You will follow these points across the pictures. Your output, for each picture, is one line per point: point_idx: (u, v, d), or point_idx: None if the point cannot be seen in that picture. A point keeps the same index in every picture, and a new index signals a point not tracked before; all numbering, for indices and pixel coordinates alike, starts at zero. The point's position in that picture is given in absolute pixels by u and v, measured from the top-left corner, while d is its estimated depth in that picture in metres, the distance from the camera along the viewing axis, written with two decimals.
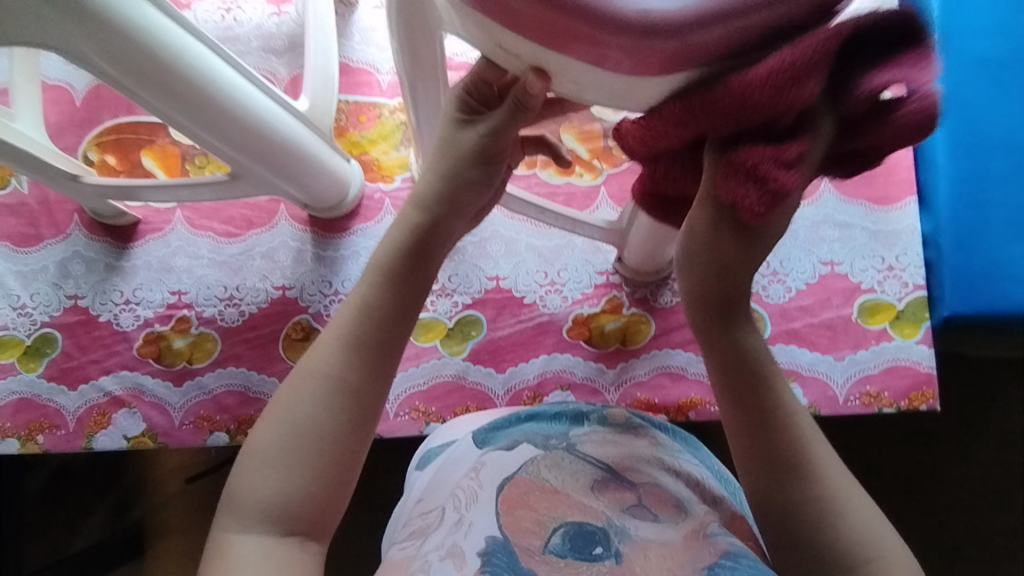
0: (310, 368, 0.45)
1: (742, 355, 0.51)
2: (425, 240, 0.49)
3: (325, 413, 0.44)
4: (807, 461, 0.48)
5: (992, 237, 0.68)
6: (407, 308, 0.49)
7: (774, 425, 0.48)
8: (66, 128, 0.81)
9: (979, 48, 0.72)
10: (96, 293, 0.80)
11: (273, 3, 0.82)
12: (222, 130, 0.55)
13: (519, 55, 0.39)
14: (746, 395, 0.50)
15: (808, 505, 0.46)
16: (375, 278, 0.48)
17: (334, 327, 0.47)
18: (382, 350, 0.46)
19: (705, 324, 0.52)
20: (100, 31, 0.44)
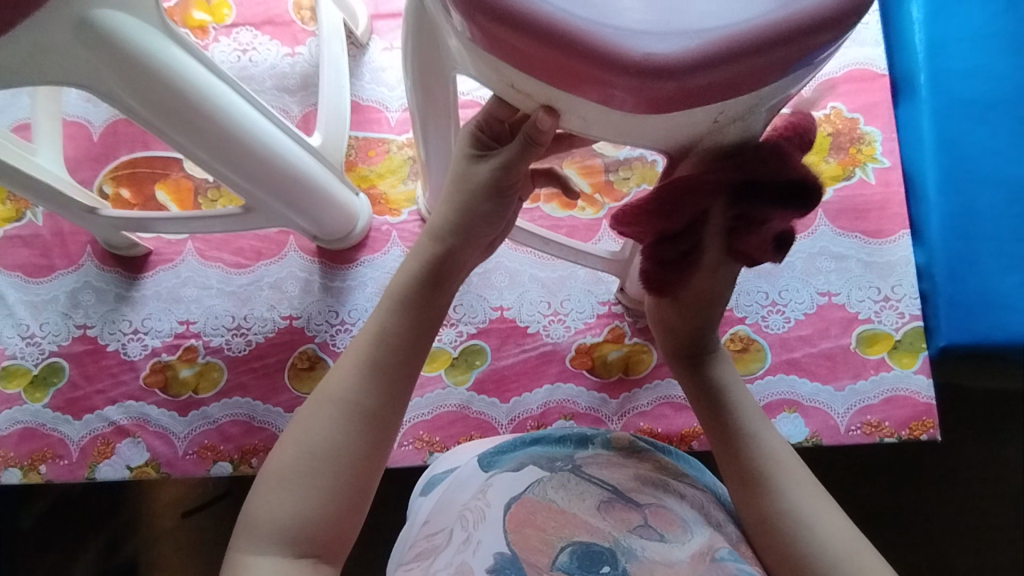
0: (328, 393, 0.46)
1: (711, 386, 0.58)
2: (440, 269, 0.52)
3: (341, 437, 0.45)
4: (778, 476, 0.52)
5: (985, 268, 0.72)
6: (422, 335, 0.50)
7: (735, 445, 0.54)
8: (83, 162, 0.83)
9: (963, 91, 0.76)
10: (105, 322, 0.81)
11: (288, 45, 0.85)
12: (241, 164, 0.57)
13: (529, 94, 0.41)
14: (712, 420, 0.56)
15: (780, 518, 0.50)
16: (390, 306, 0.50)
17: (350, 352, 0.49)
18: (397, 375, 0.48)
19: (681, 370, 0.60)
20: (129, 71, 0.46)
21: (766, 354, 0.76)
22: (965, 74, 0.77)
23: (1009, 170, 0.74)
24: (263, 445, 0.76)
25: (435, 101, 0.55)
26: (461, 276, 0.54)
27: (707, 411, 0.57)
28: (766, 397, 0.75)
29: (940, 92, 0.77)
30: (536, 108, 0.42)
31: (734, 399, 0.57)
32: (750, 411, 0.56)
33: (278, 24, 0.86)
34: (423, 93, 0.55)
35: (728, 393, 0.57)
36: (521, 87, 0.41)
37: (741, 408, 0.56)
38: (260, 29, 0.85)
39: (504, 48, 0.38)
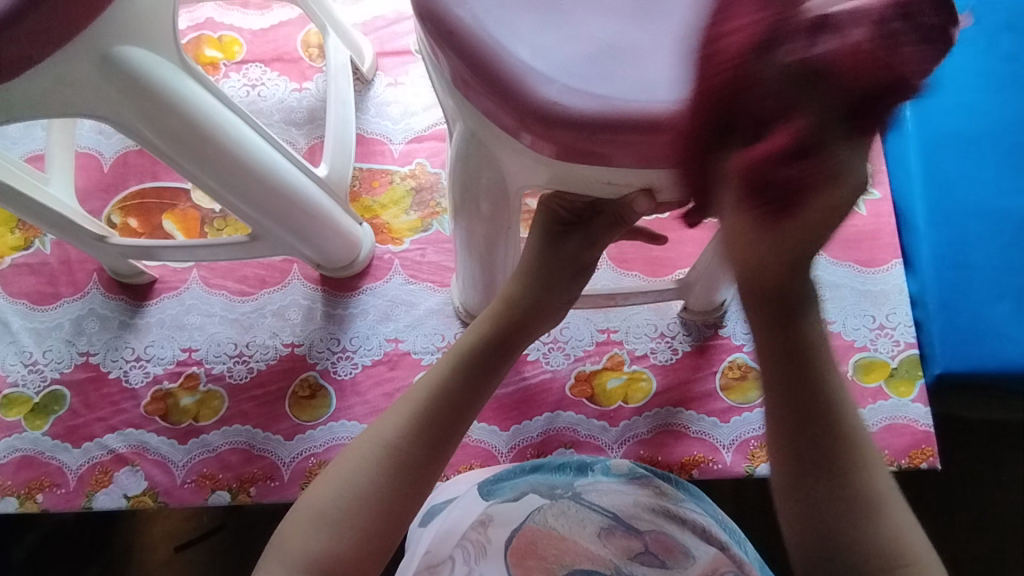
0: (378, 437, 0.47)
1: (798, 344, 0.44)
2: (509, 332, 0.53)
3: (386, 484, 0.45)
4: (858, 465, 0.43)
5: (976, 297, 0.74)
6: (479, 393, 0.51)
7: (818, 419, 0.43)
8: (93, 192, 0.85)
9: (950, 126, 0.79)
10: (108, 349, 0.81)
11: (296, 80, 0.88)
12: (250, 194, 0.59)
13: (629, 184, 0.44)
14: (793, 385, 0.44)
15: (859, 514, 0.42)
16: (453, 361, 0.51)
17: (408, 398, 0.50)
18: (447, 430, 0.48)
19: (755, 313, 0.45)
20: (146, 104, 0.48)
21: None
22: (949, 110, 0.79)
23: (997, 202, 0.76)
24: (262, 473, 0.76)
25: (484, 218, 0.55)
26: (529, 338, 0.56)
27: (782, 380, 0.44)
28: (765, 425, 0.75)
29: (928, 126, 0.79)
30: (636, 193, 0.45)
31: (819, 364, 0.44)
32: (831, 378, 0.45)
33: (287, 61, 0.89)
34: (468, 214, 0.55)
35: (814, 359, 0.45)
36: (618, 181, 0.44)
37: (828, 381, 0.45)
38: (269, 66, 0.89)
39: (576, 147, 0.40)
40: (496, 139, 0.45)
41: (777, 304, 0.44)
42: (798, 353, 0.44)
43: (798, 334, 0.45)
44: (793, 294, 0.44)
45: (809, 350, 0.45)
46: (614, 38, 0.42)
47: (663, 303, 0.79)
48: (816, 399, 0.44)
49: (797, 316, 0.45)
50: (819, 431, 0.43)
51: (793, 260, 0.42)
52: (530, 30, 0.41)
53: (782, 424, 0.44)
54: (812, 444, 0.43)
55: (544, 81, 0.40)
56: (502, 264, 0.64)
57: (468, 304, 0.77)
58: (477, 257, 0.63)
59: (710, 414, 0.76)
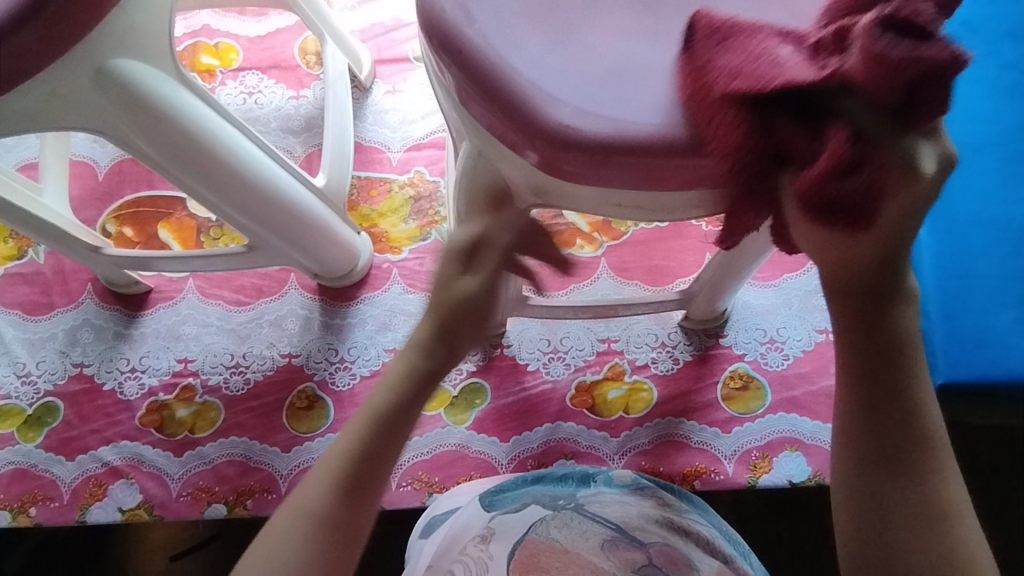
0: (299, 509, 0.43)
1: (894, 340, 0.39)
2: (423, 383, 0.46)
3: (316, 560, 0.42)
4: (929, 474, 0.40)
5: (977, 306, 0.73)
6: (395, 443, 0.45)
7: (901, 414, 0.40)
8: (88, 201, 0.84)
9: (947, 132, 0.78)
10: (103, 360, 0.80)
11: (293, 88, 0.87)
12: (245, 205, 0.58)
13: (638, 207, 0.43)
14: (881, 381, 0.40)
15: (918, 526, 0.40)
16: (368, 420, 0.45)
17: (326, 463, 0.45)
18: (371, 493, 0.44)
19: (845, 309, 0.40)
20: (140, 115, 0.48)
21: (766, 392, 0.76)
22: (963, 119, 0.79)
23: (1000, 211, 0.75)
24: (259, 486, 0.75)
25: None
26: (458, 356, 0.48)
27: (856, 381, 0.40)
28: (767, 435, 0.74)
29: None
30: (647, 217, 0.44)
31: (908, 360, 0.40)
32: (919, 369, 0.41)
33: (284, 68, 0.88)
34: None
35: (903, 353, 0.40)
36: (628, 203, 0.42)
37: (913, 380, 0.40)
38: (266, 73, 0.88)
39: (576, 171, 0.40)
40: (501, 156, 0.43)
41: (873, 290, 0.38)
42: (888, 348, 0.39)
43: (895, 326, 0.39)
44: (890, 279, 0.38)
45: (900, 343, 0.39)
46: (620, 57, 0.41)
47: (663, 312, 0.78)
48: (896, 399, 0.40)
49: (891, 305, 0.39)
50: (893, 435, 0.40)
51: (886, 254, 0.37)
52: (540, 50, 0.41)
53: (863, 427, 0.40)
54: (876, 448, 0.40)
55: (550, 100, 0.39)
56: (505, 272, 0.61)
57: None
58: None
59: (712, 424, 0.75)
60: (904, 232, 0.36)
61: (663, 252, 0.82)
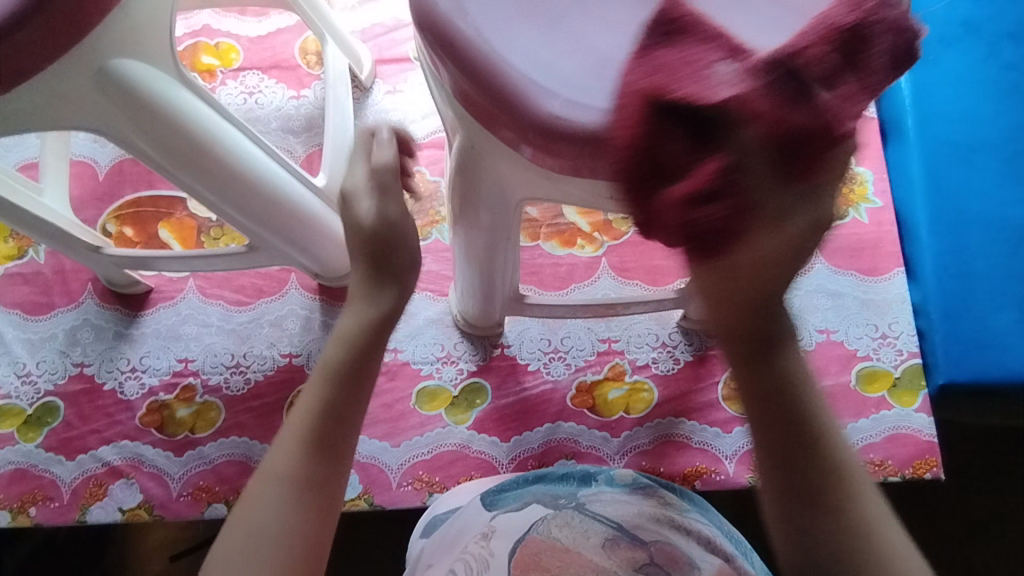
0: (270, 471, 0.45)
1: (783, 381, 0.44)
2: (375, 330, 0.49)
3: (292, 514, 0.44)
4: (846, 501, 0.42)
5: (978, 306, 0.73)
6: (358, 398, 0.48)
7: (809, 447, 0.43)
8: (88, 201, 0.84)
9: (948, 133, 0.79)
10: (103, 360, 0.80)
11: (294, 88, 0.87)
12: (244, 203, 0.58)
13: None
14: (778, 419, 0.44)
15: (850, 544, 0.41)
16: (326, 375, 0.47)
17: (291, 423, 0.47)
18: (337, 441, 0.46)
19: (738, 358, 0.45)
20: (139, 114, 0.47)
21: None
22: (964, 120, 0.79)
23: (1002, 211, 0.75)
24: None
25: (484, 226, 0.54)
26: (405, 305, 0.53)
27: (763, 423, 0.44)
28: None
29: (928, 136, 0.80)
30: None
31: (803, 399, 0.44)
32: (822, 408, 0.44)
33: (285, 68, 0.88)
34: (468, 224, 0.54)
35: (796, 394, 0.44)
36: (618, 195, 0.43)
37: (813, 414, 0.44)
38: (267, 73, 0.88)
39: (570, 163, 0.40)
40: (498, 152, 0.44)
41: (755, 343, 0.44)
42: (779, 391, 0.44)
43: (780, 367, 0.44)
44: (763, 331, 0.44)
45: (786, 386, 0.44)
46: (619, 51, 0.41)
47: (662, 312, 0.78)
48: (796, 433, 0.43)
49: (777, 353, 0.44)
50: (807, 467, 0.43)
51: (760, 301, 0.42)
52: (535, 45, 0.41)
53: (772, 462, 0.43)
54: (796, 479, 0.43)
55: (544, 93, 0.39)
56: (505, 268, 0.62)
57: (466, 312, 0.77)
58: (477, 267, 0.62)
59: (712, 424, 0.75)
60: (777, 282, 0.42)
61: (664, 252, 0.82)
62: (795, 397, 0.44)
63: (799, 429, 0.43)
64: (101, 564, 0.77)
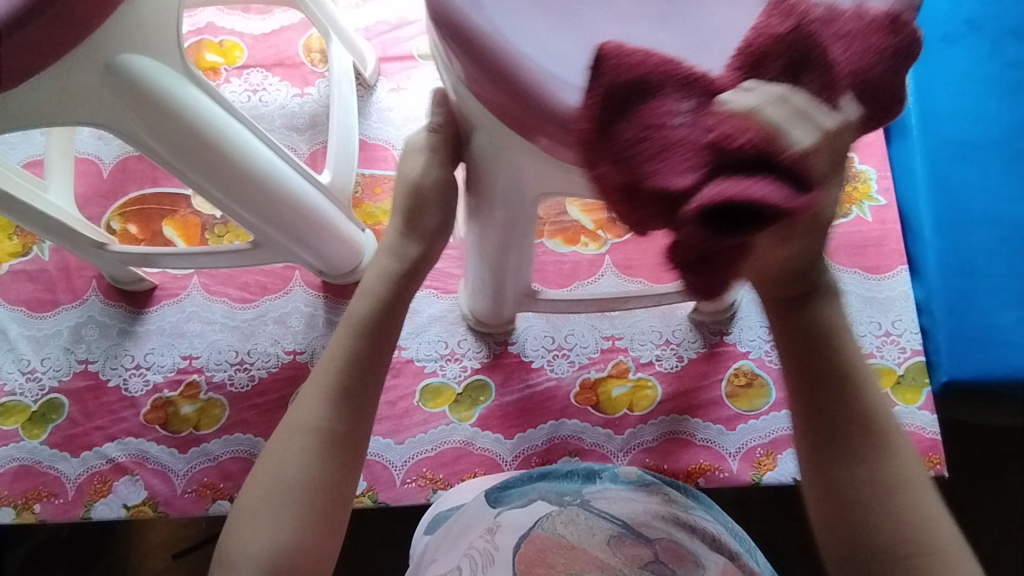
0: (297, 422, 0.48)
1: (821, 330, 0.49)
2: (398, 288, 0.53)
3: (316, 465, 0.47)
4: (878, 445, 0.47)
5: (982, 304, 0.73)
6: (382, 351, 0.51)
7: (847, 391, 0.48)
8: (92, 199, 0.84)
9: (953, 132, 0.79)
10: (108, 357, 0.80)
11: (298, 85, 0.87)
12: (250, 200, 0.58)
13: None
14: (818, 363, 0.49)
15: (875, 488, 0.45)
16: (352, 331, 0.51)
17: (317, 376, 0.50)
18: (360, 394, 0.49)
19: (779, 308, 0.50)
20: (147, 110, 0.48)
21: (770, 389, 0.76)
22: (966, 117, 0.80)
23: (1006, 209, 0.75)
24: None
25: (498, 224, 0.54)
26: (428, 267, 0.57)
27: (794, 371, 0.49)
28: (771, 432, 0.74)
29: (931, 133, 0.80)
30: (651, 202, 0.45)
31: (840, 346, 0.49)
32: (856, 356, 0.49)
33: (289, 66, 0.88)
34: (483, 220, 0.55)
35: (834, 340, 0.49)
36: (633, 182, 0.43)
37: (851, 375, 0.48)
38: (271, 71, 0.88)
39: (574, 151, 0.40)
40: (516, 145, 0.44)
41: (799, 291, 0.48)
42: (820, 336, 0.49)
43: (815, 317, 0.49)
44: (811, 283, 0.48)
45: (827, 334, 0.49)
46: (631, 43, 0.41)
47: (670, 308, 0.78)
48: (832, 383, 0.48)
49: (818, 305, 0.49)
50: (839, 414, 0.48)
51: (800, 268, 0.46)
52: (550, 40, 0.41)
53: (809, 407, 0.48)
54: (828, 423, 0.48)
55: (564, 87, 0.39)
56: (513, 266, 0.62)
57: (475, 308, 0.77)
58: (489, 264, 0.63)
59: (716, 421, 0.75)
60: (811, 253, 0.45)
61: None
62: (835, 350, 0.49)
63: (831, 382, 0.48)
64: (105, 560, 0.77)
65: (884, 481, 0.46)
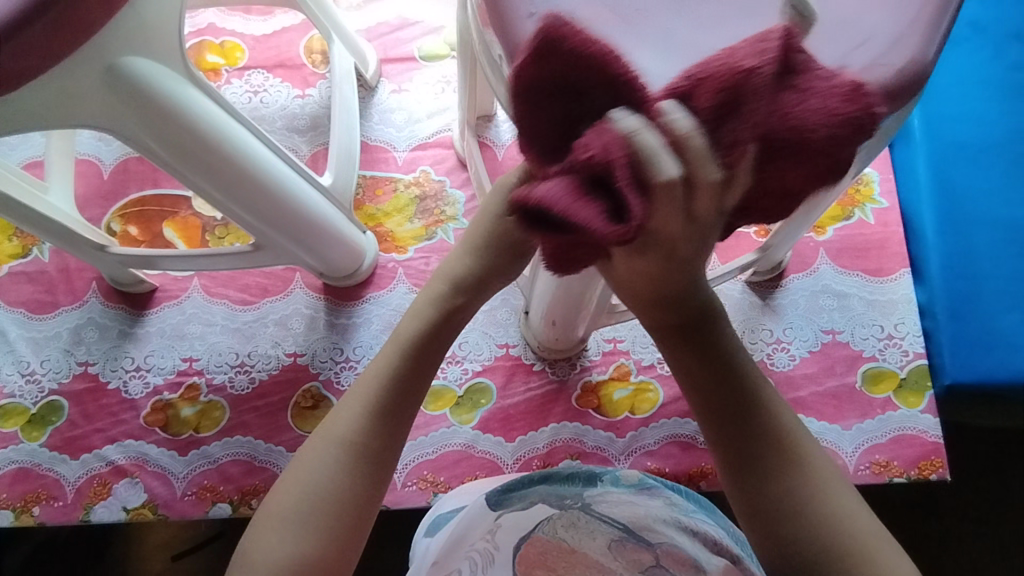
0: (333, 434, 0.48)
1: (722, 355, 0.43)
2: (450, 312, 0.52)
3: (346, 479, 0.46)
4: (791, 461, 0.43)
5: (986, 307, 0.73)
6: (425, 371, 0.51)
7: (747, 414, 0.43)
8: (93, 200, 0.84)
9: (956, 134, 0.78)
10: (108, 359, 0.80)
11: (299, 87, 0.87)
12: (250, 202, 0.58)
13: None
14: (721, 392, 0.43)
15: (800, 514, 0.42)
16: (397, 347, 0.50)
17: (358, 391, 0.49)
18: (396, 414, 0.49)
19: (667, 336, 0.44)
20: (149, 112, 0.47)
21: None
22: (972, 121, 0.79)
23: (1009, 212, 0.75)
24: (263, 485, 0.74)
25: None
26: (491, 290, 0.54)
27: (709, 403, 0.44)
28: None
29: (934, 135, 0.79)
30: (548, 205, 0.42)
31: (740, 365, 0.44)
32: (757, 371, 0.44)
33: (289, 67, 0.88)
34: None
35: (733, 364, 0.43)
36: None
37: (764, 398, 0.44)
38: (271, 72, 0.88)
39: None
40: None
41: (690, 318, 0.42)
42: (718, 361, 0.43)
43: (713, 336, 0.43)
44: (693, 311, 0.42)
45: (723, 360, 0.43)
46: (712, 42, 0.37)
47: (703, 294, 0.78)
48: (741, 403, 0.43)
49: (713, 327, 0.43)
50: (755, 434, 0.43)
51: (677, 295, 0.41)
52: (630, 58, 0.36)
53: (715, 437, 0.44)
54: (748, 447, 0.43)
55: None
56: (595, 297, 0.62)
57: (541, 339, 0.76)
58: (568, 287, 0.60)
59: None
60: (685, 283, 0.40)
61: None
62: (737, 370, 0.44)
63: (744, 404, 0.43)
64: (104, 563, 0.77)
65: (806, 494, 0.42)
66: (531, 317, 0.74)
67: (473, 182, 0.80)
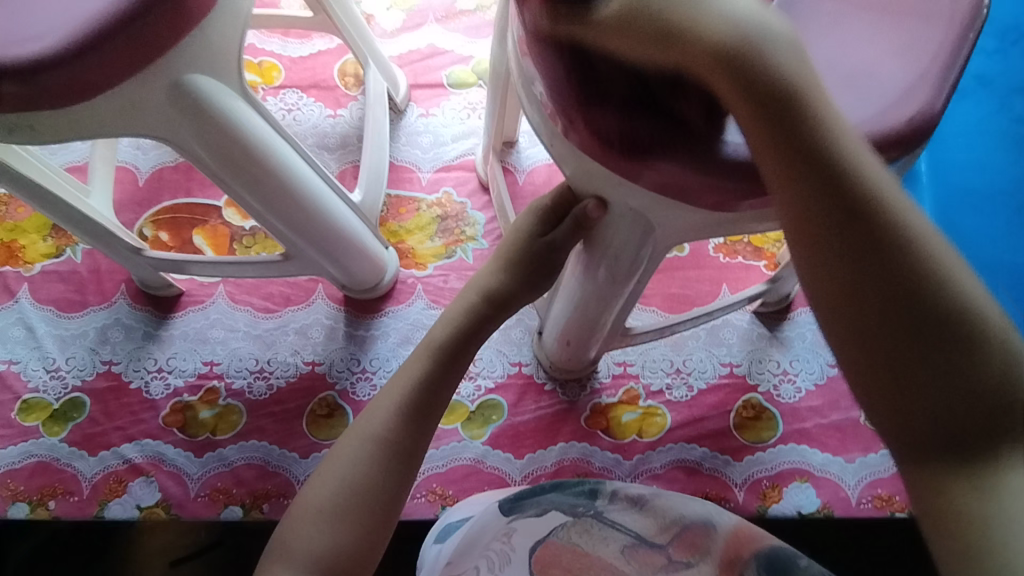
0: (367, 433, 0.50)
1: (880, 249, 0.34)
2: (476, 324, 0.55)
3: (381, 475, 0.48)
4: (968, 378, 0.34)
5: None
6: (453, 376, 0.53)
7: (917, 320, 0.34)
8: (127, 205, 0.87)
9: (963, 181, 0.81)
10: (131, 359, 0.82)
11: (331, 107, 0.91)
12: (285, 210, 0.61)
13: (656, 225, 0.45)
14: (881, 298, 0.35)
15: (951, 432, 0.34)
16: (426, 356, 0.53)
17: (389, 393, 0.52)
18: (424, 416, 0.51)
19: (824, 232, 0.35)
20: (203, 123, 0.50)
21: (777, 423, 0.78)
22: (981, 169, 0.81)
23: (1011, 258, 0.77)
24: (275, 490, 0.76)
25: (599, 282, 0.56)
26: (516, 307, 0.57)
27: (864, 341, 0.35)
28: (777, 465, 0.76)
29: (942, 180, 0.81)
30: (588, 202, 0.46)
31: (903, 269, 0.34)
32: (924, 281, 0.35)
33: (323, 88, 0.92)
34: (593, 271, 0.55)
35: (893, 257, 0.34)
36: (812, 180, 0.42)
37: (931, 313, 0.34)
38: (306, 92, 0.92)
39: (608, 154, 0.39)
40: (662, 208, 0.42)
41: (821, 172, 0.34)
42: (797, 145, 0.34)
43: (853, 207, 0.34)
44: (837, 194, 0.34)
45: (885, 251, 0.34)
46: None
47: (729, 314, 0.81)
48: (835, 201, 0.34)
49: (797, 111, 0.34)
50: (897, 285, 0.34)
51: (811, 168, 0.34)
52: None
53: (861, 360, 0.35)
54: (853, 261, 0.35)
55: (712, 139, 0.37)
56: (608, 322, 0.64)
57: (554, 360, 0.78)
58: (583, 311, 0.63)
59: (724, 452, 0.77)
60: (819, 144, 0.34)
61: (681, 281, 0.85)
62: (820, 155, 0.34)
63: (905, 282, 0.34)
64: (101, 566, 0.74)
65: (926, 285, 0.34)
66: (545, 337, 0.77)
67: (495, 205, 0.83)
